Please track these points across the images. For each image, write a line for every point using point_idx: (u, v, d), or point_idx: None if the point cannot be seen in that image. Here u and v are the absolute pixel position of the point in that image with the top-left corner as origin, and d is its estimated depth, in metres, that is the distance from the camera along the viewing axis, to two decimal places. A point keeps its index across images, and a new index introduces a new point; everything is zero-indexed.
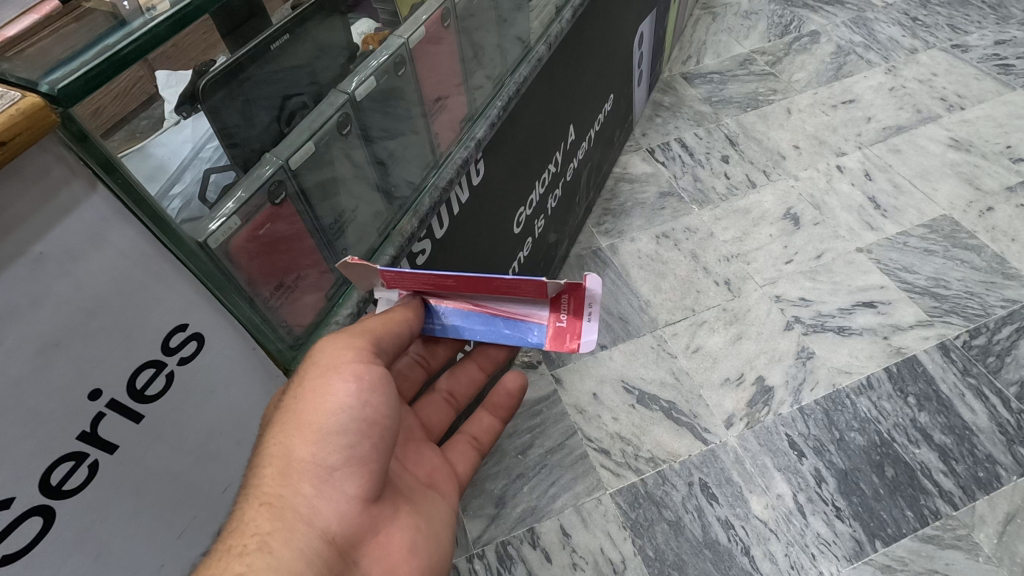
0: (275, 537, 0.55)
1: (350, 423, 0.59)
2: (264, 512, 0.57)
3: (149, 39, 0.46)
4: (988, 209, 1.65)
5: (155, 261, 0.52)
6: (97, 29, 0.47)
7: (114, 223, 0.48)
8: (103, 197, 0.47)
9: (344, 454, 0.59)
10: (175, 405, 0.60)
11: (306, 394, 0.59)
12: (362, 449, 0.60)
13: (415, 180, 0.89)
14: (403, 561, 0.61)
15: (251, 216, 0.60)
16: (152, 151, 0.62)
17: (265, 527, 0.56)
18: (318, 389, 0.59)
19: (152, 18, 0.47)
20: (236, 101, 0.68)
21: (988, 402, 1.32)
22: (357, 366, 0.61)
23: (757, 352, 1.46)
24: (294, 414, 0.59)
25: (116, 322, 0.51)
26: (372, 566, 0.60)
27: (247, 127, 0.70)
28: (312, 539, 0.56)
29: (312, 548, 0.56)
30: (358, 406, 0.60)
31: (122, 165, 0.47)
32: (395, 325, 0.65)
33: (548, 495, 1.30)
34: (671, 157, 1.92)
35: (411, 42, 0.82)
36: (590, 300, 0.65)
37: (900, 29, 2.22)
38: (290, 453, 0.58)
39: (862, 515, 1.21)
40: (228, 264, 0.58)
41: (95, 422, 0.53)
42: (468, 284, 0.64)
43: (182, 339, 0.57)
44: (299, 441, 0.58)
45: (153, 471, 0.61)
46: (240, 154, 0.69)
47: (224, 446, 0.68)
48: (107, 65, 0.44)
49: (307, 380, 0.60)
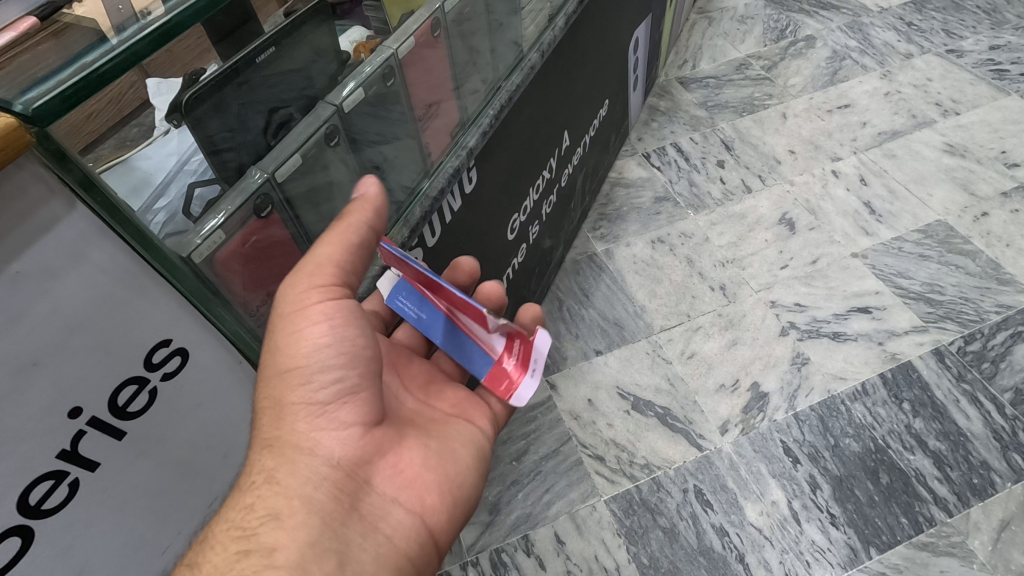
0: (279, 470, 0.57)
1: (331, 358, 0.59)
2: (268, 451, 0.58)
3: (129, 56, 0.46)
4: (982, 214, 1.65)
5: (138, 277, 0.52)
6: (77, 47, 0.46)
7: (94, 240, 0.48)
8: (81, 216, 0.46)
9: (331, 388, 0.59)
10: (158, 421, 0.60)
11: (283, 337, 0.59)
12: (349, 380, 0.60)
13: (409, 185, 0.90)
14: (419, 474, 0.64)
15: (236, 230, 0.57)
16: (135, 165, 0.63)
17: (270, 464, 0.58)
18: (289, 331, 0.58)
19: (132, 35, 0.47)
20: (228, 112, 0.66)
21: (983, 408, 1.32)
22: (325, 303, 0.59)
23: (752, 357, 1.45)
24: (275, 358, 0.60)
25: (97, 339, 0.51)
26: (387, 484, 0.62)
27: (240, 132, 0.67)
28: (316, 467, 0.58)
29: (321, 475, 0.58)
30: (334, 340, 0.59)
31: (104, 185, 0.46)
32: (359, 226, 0.61)
33: (542, 502, 1.29)
34: (667, 161, 1.92)
35: (400, 53, 0.82)
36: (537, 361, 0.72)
37: (896, 34, 2.22)
38: (278, 396, 0.59)
39: (856, 522, 1.21)
40: (213, 279, 0.56)
41: (76, 440, 0.52)
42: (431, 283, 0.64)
43: (165, 354, 0.57)
44: (283, 383, 0.59)
45: (136, 488, 0.60)
46: (230, 159, 0.66)
47: (209, 459, 0.68)
48: (85, 83, 0.43)
49: (282, 324, 0.60)
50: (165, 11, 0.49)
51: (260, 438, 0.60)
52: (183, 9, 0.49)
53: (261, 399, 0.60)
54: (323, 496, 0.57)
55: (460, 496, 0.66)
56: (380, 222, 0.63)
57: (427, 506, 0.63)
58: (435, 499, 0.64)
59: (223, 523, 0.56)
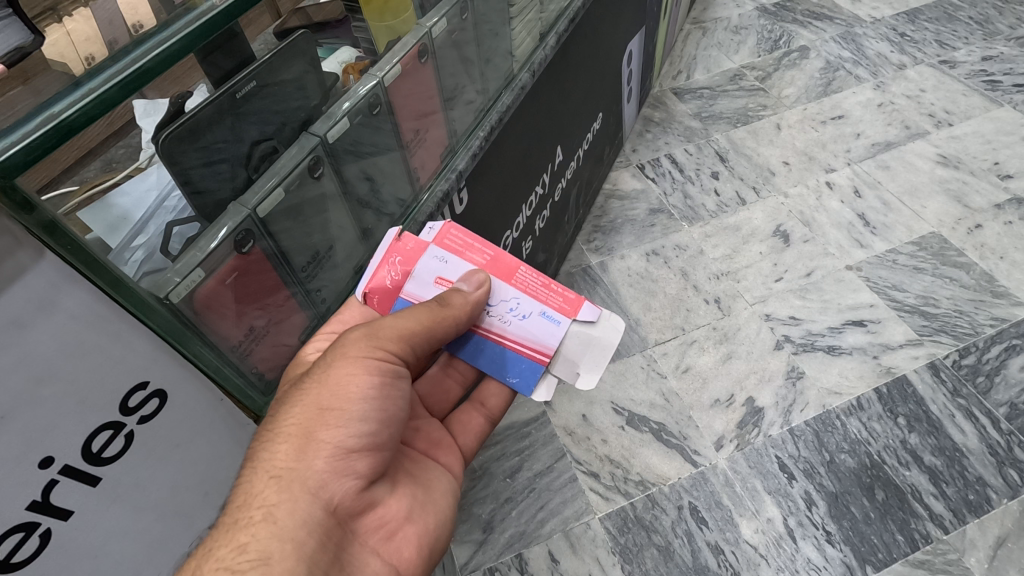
0: (281, 508, 0.56)
1: (370, 411, 0.60)
2: (274, 485, 0.57)
3: (97, 105, 0.47)
4: (976, 226, 1.65)
5: (111, 321, 0.51)
6: (46, 91, 0.46)
7: (64, 287, 0.46)
8: (51, 263, 0.45)
9: (361, 436, 0.60)
10: (135, 463, 0.58)
11: (333, 377, 0.60)
12: (378, 434, 0.61)
13: (403, 197, 0.90)
14: (401, 528, 0.64)
15: (215, 269, 0.61)
16: (114, 202, 0.63)
17: (272, 499, 0.56)
18: (340, 377, 0.60)
19: (103, 81, 0.48)
20: (223, 123, 0.64)
21: (978, 423, 1.32)
22: (383, 358, 0.62)
23: (748, 372, 1.45)
24: (317, 397, 0.59)
25: (70, 386, 0.49)
26: (371, 536, 0.62)
27: (234, 143, 0.66)
28: (316, 510, 0.57)
29: (317, 520, 0.57)
30: (380, 394, 0.61)
31: (67, 227, 0.46)
32: (441, 312, 0.65)
33: (536, 520, 1.28)
34: (661, 173, 1.91)
35: (386, 80, 0.81)
36: (571, 360, 0.72)
37: (889, 45, 2.23)
38: (306, 432, 0.58)
39: (852, 540, 1.20)
40: (190, 317, 0.59)
41: (47, 490, 0.51)
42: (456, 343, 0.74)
43: (142, 398, 0.56)
44: (319, 420, 0.58)
45: (112, 532, 0.58)
46: (225, 170, 0.65)
47: (190, 499, 0.66)
48: (50, 135, 0.44)
49: (334, 364, 0.61)
50: (140, 54, 0.50)
51: (265, 469, 0.58)
52: (159, 53, 0.51)
53: (281, 430, 0.59)
54: (313, 543, 0.56)
55: (433, 552, 0.67)
56: (467, 322, 0.68)
57: (404, 559, 0.63)
58: (412, 555, 0.64)
59: (208, 559, 0.54)
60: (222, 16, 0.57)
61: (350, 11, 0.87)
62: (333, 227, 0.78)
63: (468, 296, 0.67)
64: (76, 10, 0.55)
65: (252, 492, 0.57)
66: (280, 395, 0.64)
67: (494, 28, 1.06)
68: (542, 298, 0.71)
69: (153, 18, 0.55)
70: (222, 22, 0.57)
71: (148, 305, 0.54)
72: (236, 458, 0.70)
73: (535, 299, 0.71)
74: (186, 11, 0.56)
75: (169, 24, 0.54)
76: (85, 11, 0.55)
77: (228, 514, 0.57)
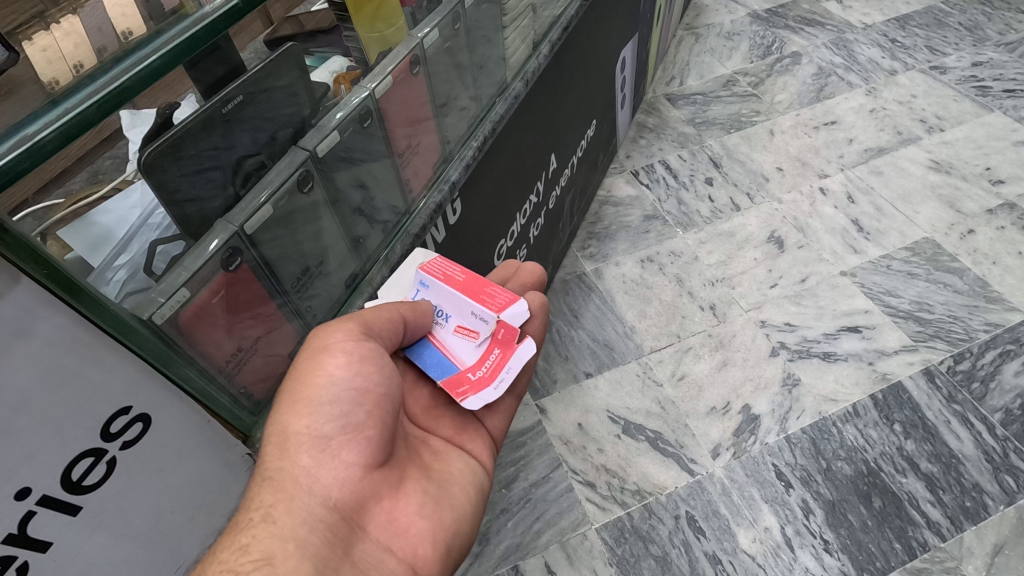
0: (278, 508, 0.58)
1: (341, 394, 0.60)
2: (268, 486, 0.59)
3: (74, 125, 0.45)
4: (969, 231, 1.65)
5: (91, 345, 0.49)
6: (22, 109, 0.45)
7: (41, 313, 0.45)
8: (26, 288, 0.44)
9: (335, 422, 0.60)
10: (116, 491, 0.57)
11: (299, 370, 0.61)
12: (356, 418, 0.61)
13: (398, 208, 0.90)
14: (413, 524, 0.64)
15: (201, 286, 0.57)
16: (96, 219, 0.62)
17: (269, 500, 0.58)
18: (307, 367, 0.61)
19: (81, 100, 0.46)
20: (216, 131, 0.63)
21: (974, 429, 1.31)
22: (349, 339, 0.62)
23: (744, 379, 1.44)
24: (291, 389, 0.61)
25: (48, 414, 0.48)
26: (381, 532, 0.62)
27: (224, 151, 0.64)
28: (313, 508, 0.58)
29: (316, 516, 0.58)
30: (348, 377, 0.61)
31: (47, 251, 0.44)
32: (392, 311, 0.67)
33: (532, 531, 1.26)
34: (655, 179, 1.91)
35: (377, 93, 0.79)
36: (506, 363, 0.67)
37: (880, 51, 2.24)
38: (287, 425, 0.60)
39: (851, 549, 1.19)
40: (178, 340, 0.55)
41: (24, 522, 0.49)
42: (467, 276, 0.73)
43: (124, 423, 0.55)
44: (293, 413, 0.60)
45: (92, 561, 0.57)
46: (216, 177, 0.64)
47: (175, 523, 0.65)
48: (26, 158, 0.42)
49: (302, 358, 0.62)
50: (121, 72, 0.49)
51: (261, 472, 0.60)
52: (139, 70, 0.50)
53: (267, 433, 0.61)
54: (316, 540, 0.57)
55: (453, 546, 0.66)
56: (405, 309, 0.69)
57: (419, 556, 0.63)
58: (428, 551, 0.64)
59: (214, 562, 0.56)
60: (206, 31, 0.56)
61: (341, 20, 0.85)
62: (327, 235, 0.77)
63: (413, 304, 0.70)
64: (64, 18, 0.54)
65: (251, 496, 0.59)
66: None
67: (488, 34, 1.04)
68: (442, 364, 0.71)
69: (143, 26, 0.54)
70: (205, 38, 0.56)
71: (132, 329, 0.52)
72: (223, 480, 0.69)
73: (439, 358, 0.71)
74: (174, 23, 0.55)
75: (150, 38, 0.53)
76: (73, 18, 0.53)
77: (234, 520, 0.59)
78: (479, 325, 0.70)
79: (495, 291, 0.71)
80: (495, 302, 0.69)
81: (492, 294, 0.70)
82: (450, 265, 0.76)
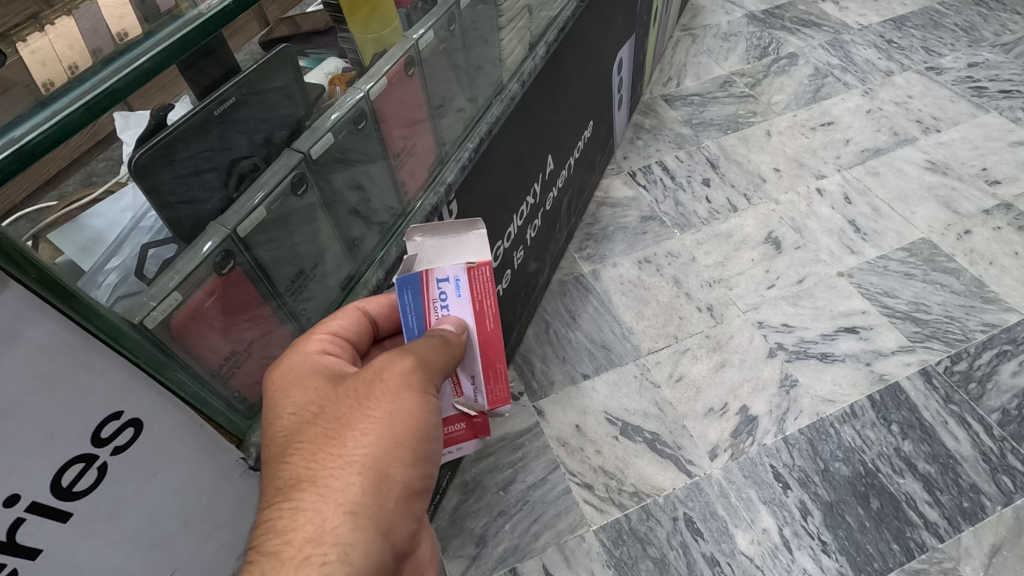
0: (356, 550, 0.51)
1: (432, 443, 0.58)
2: (349, 522, 0.51)
3: (62, 127, 0.45)
4: (965, 231, 1.65)
5: (82, 350, 0.49)
6: (12, 111, 0.45)
7: (30, 317, 0.44)
8: (15, 293, 0.43)
9: (423, 470, 0.57)
10: (107, 497, 0.56)
11: (403, 403, 0.56)
12: (434, 468, 0.59)
13: (393, 208, 0.90)
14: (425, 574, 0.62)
15: (194, 290, 0.58)
16: (88, 223, 0.62)
17: (348, 539, 0.50)
18: (413, 406, 0.56)
19: (70, 103, 0.46)
20: (212, 132, 0.63)
21: (971, 430, 1.31)
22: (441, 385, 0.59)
23: (741, 380, 1.44)
24: (393, 423, 0.55)
25: (36, 420, 0.47)
26: None
27: (221, 152, 0.64)
28: (385, 555, 0.53)
29: (383, 566, 0.53)
30: (438, 428, 0.58)
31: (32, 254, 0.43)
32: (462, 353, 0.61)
33: (530, 534, 1.26)
34: (652, 180, 1.91)
35: (372, 94, 0.79)
36: (464, 442, 0.69)
37: (876, 52, 2.25)
38: (382, 461, 0.54)
39: (848, 549, 1.19)
40: (169, 344, 0.57)
41: (13, 529, 0.48)
42: (492, 345, 0.64)
43: (115, 428, 0.54)
44: (396, 451, 0.54)
45: (83, 568, 0.57)
46: (213, 178, 0.64)
47: (167, 530, 0.64)
48: (12, 161, 0.42)
49: (401, 388, 0.56)
50: (111, 74, 0.49)
51: (333, 502, 0.51)
52: (130, 73, 0.49)
53: (348, 460, 0.53)
54: None
55: None
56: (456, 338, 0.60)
57: None
58: None
59: None
60: (196, 33, 0.55)
61: (335, 21, 0.84)
62: (322, 237, 0.76)
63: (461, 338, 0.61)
64: (59, 19, 0.54)
65: (323, 528, 0.50)
66: (319, 410, 0.56)
67: (484, 34, 1.04)
68: None
69: (138, 27, 0.54)
70: (197, 40, 0.55)
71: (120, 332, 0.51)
72: (218, 485, 0.68)
73: None
74: (167, 24, 0.55)
75: (141, 40, 0.52)
76: (68, 19, 0.53)
77: (287, 554, 0.49)
78: (470, 398, 0.66)
79: (503, 380, 0.65)
80: (494, 399, 0.65)
81: (499, 385, 0.65)
82: (491, 310, 0.63)
